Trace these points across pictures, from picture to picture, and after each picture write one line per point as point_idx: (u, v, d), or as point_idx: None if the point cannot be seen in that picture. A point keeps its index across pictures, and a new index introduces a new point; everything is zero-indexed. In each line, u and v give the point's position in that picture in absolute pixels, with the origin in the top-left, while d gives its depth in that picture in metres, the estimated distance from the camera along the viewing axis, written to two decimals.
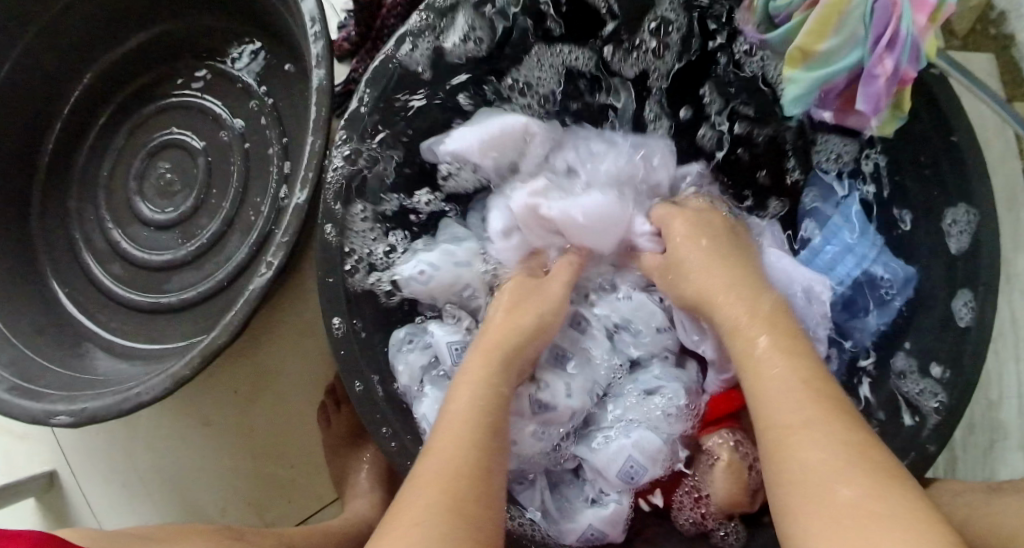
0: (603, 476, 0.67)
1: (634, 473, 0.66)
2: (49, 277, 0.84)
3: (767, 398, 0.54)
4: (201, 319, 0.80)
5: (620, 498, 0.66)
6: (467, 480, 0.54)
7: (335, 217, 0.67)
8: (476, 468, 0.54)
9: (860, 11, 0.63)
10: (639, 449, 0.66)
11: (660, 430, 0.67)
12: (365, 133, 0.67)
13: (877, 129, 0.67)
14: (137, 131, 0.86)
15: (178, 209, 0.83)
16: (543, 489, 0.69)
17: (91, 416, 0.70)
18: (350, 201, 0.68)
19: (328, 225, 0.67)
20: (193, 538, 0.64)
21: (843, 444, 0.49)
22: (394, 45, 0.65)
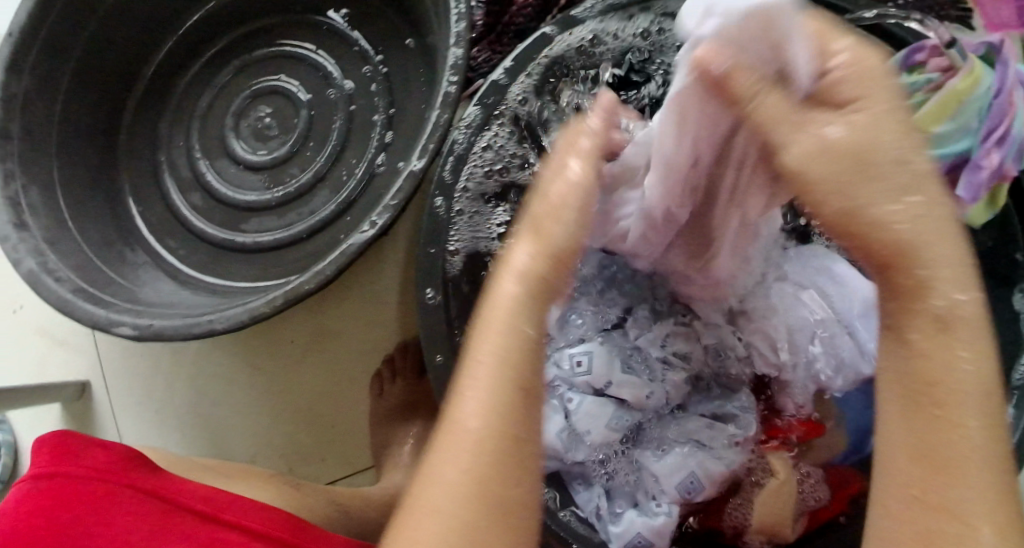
0: (658, 481, 0.67)
1: (692, 489, 0.66)
2: (126, 195, 0.84)
3: (916, 408, 0.42)
4: (275, 265, 0.81)
5: (670, 510, 0.66)
6: (509, 474, 0.44)
7: (447, 189, 0.68)
8: (513, 467, 0.45)
9: (978, 104, 0.67)
10: (702, 469, 0.66)
11: (725, 455, 0.67)
12: (504, 101, 0.70)
13: (970, 217, 0.69)
14: (244, 72, 0.86)
15: (272, 153, 0.83)
16: (601, 494, 0.68)
17: (156, 333, 0.69)
18: (465, 175, 0.69)
19: (439, 197, 0.68)
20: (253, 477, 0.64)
21: (989, 465, 0.41)
22: (557, 30, 0.70)
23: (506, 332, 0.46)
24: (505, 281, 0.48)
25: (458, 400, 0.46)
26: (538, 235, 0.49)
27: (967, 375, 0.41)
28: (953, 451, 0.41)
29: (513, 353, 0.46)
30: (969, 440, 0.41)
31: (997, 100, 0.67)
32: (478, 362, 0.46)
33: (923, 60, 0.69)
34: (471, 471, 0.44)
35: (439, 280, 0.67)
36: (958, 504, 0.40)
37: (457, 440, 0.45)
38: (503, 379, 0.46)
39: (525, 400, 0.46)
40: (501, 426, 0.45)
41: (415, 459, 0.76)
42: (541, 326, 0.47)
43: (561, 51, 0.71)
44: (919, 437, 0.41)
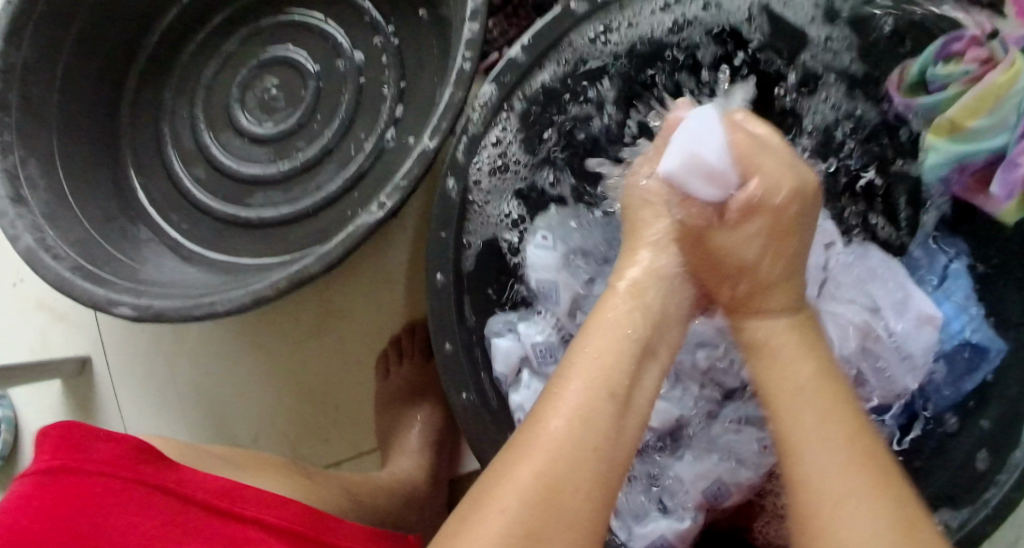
0: (684, 487, 0.67)
1: (719, 495, 0.67)
2: (128, 166, 0.82)
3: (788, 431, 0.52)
4: (280, 241, 0.78)
5: (695, 515, 0.66)
6: (591, 468, 0.48)
7: (459, 171, 0.65)
8: (595, 463, 0.48)
9: (1017, 100, 0.64)
10: (729, 474, 0.67)
11: (753, 460, 0.67)
12: (518, 78, 0.66)
13: (1003, 216, 0.66)
14: (250, 40, 0.83)
15: (278, 125, 0.81)
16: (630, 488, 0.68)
17: (157, 314, 0.67)
18: (476, 157, 0.66)
19: (452, 179, 0.65)
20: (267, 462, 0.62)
21: (843, 460, 0.49)
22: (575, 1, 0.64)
23: (609, 349, 0.52)
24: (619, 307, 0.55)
25: (559, 389, 0.50)
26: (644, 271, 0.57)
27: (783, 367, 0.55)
28: (794, 417, 0.52)
29: (610, 359, 0.52)
30: (827, 447, 0.50)
31: None
32: (581, 364, 0.51)
33: (960, 50, 0.66)
34: (550, 467, 0.47)
35: (449, 265, 0.65)
36: (791, 452, 0.51)
37: (545, 432, 0.48)
38: (597, 384, 0.50)
39: (615, 414, 0.50)
40: (585, 430, 0.49)
41: (423, 442, 0.75)
42: (638, 339, 0.53)
43: (581, 25, 0.66)
44: (772, 412, 0.54)
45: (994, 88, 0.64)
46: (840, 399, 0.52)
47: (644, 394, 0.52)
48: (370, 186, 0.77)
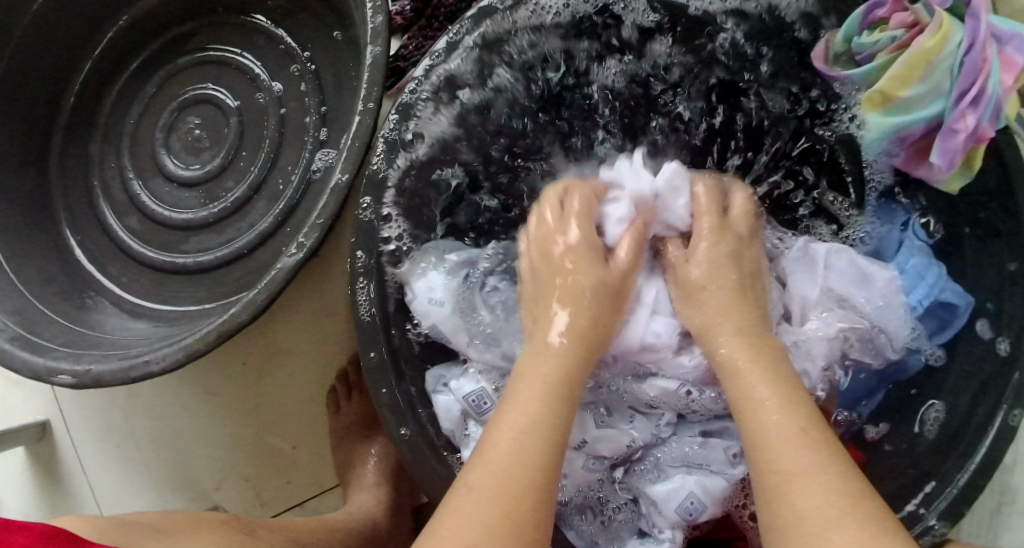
0: (658, 510, 0.64)
1: (694, 511, 0.63)
2: (63, 224, 0.81)
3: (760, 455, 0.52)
4: (219, 285, 0.77)
5: (675, 536, 0.64)
6: (522, 518, 0.50)
7: (374, 184, 0.64)
8: (518, 512, 0.51)
9: (948, 63, 0.61)
10: (701, 487, 0.63)
11: (723, 470, 0.64)
12: (427, 83, 0.65)
13: (943, 185, 0.64)
14: (170, 82, 0.82)
15: (205, 166, 0.79)
16: (596, 524, 0.67)
17: (95, 379, 0.67)
18: (393, 166, 0.65)
19: (366, 198, 0.64)
20: (206, 528, 0.62)
21: (819, 489, 0.49)
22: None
23: (540, 390, 0.57)
24: (547, 347, 0.60)
25: (498, 421, 0.56)
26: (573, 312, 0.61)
27: (736, 360, 0.58)
28: (764, 434, 0.52)
29: (551, 394, 0.57)
30: (811, 472, 0.49)
31: (969, 57, 0.60)
32: (519, 404, 0.56)
33: (885, 15, 0.63)
34: (500, 491, 0.51)
35: (375, 289, 0.63)
36: (774, 479, 0.50)
37: (488, 467, 0.53)
38: (514, 441, 0.54)
39: (553, 436, 0.55)
40: (528, 458, 0.53)
41: (380, 476, 0.75)
42: (575, 375, 0.59)
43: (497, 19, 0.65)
44: (754, 444, 0.53)
45: (923, 53, 0.60)
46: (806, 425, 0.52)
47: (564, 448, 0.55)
48: (300, 217, 0.74)
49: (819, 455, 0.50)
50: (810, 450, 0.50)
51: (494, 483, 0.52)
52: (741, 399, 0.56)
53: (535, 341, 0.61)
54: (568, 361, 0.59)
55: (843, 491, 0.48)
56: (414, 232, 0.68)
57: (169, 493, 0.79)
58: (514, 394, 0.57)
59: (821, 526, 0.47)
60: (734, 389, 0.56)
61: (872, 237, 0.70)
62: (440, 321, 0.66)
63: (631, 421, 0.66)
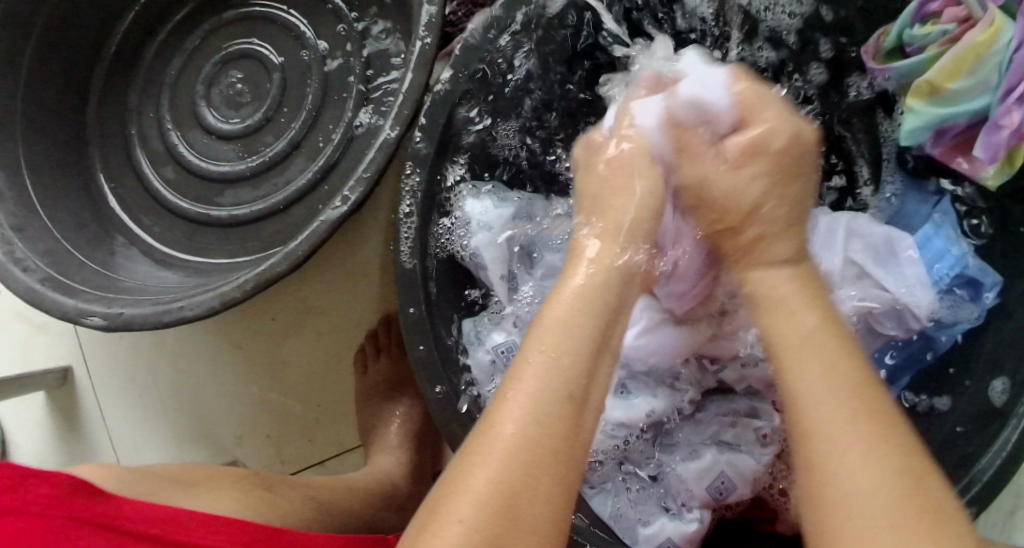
0: (687, 488, 0.66)
1: (724, 490, 0.66)
2: (98, 170, 0.81)
3: (820, 424, 0.47)
4: (252, 239, 0.77)
5: (702, 517, 0.65)
6: (545, 484, 0.46)
7: (421, 158, 0.63)
8: (550, 470, 0.46)
9: (996, 60, 0.62)
10: (732, 467, 0.66)
11: (754, 451, 0.67)
12: (479, 61, 0.64)
13: (987, 178, 0.64)
14: (214, 35, 0.82)
15: (245, 121, 0.79)
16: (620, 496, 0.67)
17: (126, 322, 0.67)
18: (445, 146, 0.65)
19: (412, 167, 0.64)
20: (233, 478, 0.62)
21: (880, 491, 0.44)
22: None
23: (554, 346, 0.49)
24: (561, 302, 0.51)
25: (509, 388, 0.48)
26: (600, 263, 0.53)
27: (790, 334, 0.51)
28: (818, 419, 0.47)
29: (565, 354, 0.49)
30: (877, 486, 0.44)
31: (1019, 54, 0.61)
32: (528, 367, 0.48)
33: (937, 10, 0.64)
34: (506, 469, 0.45)
35: (418, 242, 0.64)
36: (818, 448, 0.47)
37: (494, 447, 0.46)
38: (550, 383, 0.48)
39: (566, 403, 0.48)
40: (536, 430, 0.46)
41: (403, 439, 0.75)
42: (592, 334, 0.50)
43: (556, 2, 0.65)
44: (802, 421, 0.48)
45: (972, 48, 0.61)
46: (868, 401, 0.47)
47: (599, 391, 0.50)
48: (341, 175, 0.74)
49: (869, 423, 0.46)
50: (858, 423, 0.46)
51: (502, 462, 0.45)
52: (789, 363, 0.50)
53: (557, 286, 0.52)
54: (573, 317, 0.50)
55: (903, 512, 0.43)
56: (465, 187, 0.70)
57: (189, 446, 0.79)
58: (526, 352, 0.49)
59: (870, 531, 0.43)
60: (792, 354, 0.50)
61: (896, 200, 0.73)
62: (483, 245, 0.70)
63: (659, 389, 0.68)
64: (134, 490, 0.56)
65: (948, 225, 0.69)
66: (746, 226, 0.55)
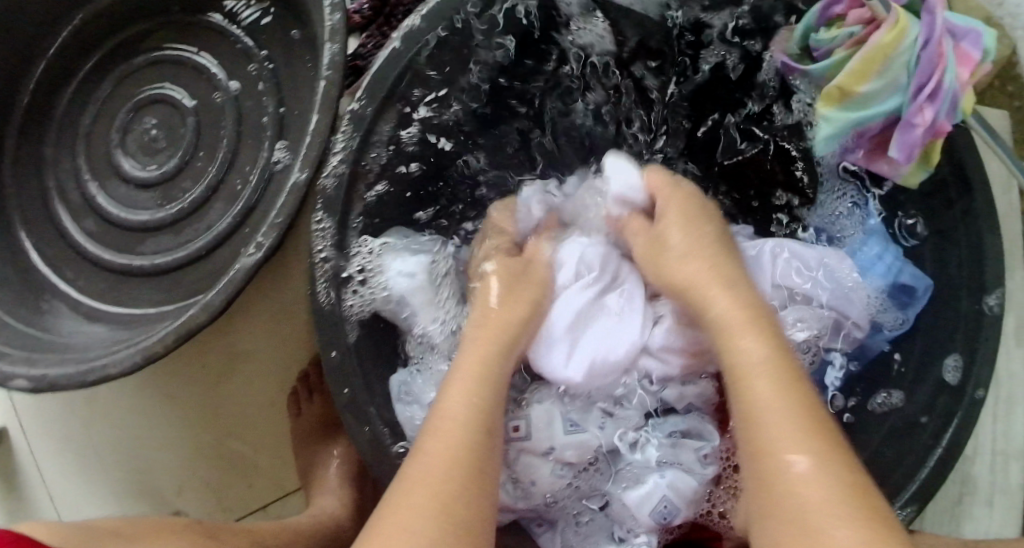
0: (631, 516, 0.64)
1: (667, 514, 0.63)
2: (17, 227, 0.79)
3: (765, 419, 0.49)
4: (177, 288, 0.76)
5: (650, 542, 0.64)
6: (464, 514, 0.49)
7: (330, 201, 0.62)
8: (457, 504, 0.49)
9: (904, 58, 0.61)
10: (674, 490, 0.63)
11: (695, 472, 0.65)
12: (381, 100, 0.63)
13: (902, 178, 0.64)
14: (126, 82, 0.80)
15: (161, 167, 0.77)
16: (565, 530, 0.66)
17: (51, 383, 0.66)
18: (356, 188, 0.64)
19: (320, 213, 0.63)
20: (168, 534, 0.60)
21: (825, 481, 0.46)
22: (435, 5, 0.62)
23: (470, 388, 0.57)
24: (470, 354, 0.60)
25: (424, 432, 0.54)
26: (479, 317, 0.63)
27: (747, 358, 0.53)
28: (767, 416, 0.49)
29: (478, 394, 0.57)
30: (811, 472, 0.46)
31: (926, 51, 0.60)
32: (451, 398, 0.56)
33: (843, 12, 0.63)
34: (422, 507, 0.48)
35: (333, 283, 0.62)
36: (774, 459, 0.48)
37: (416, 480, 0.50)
38: (479, 412, 0.55)
39: (473, 454, 0.52)
40: (447, 468, 0.51)
41: (343, 479, 0.74)
42: (492, 381, 0.58)
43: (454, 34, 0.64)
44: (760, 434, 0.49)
45: (880, 48, 0.60)
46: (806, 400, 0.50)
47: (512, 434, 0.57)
48: (258, 218, 0.72)
49: (819, 437, 0.48)
50: (798, 432, 0.48)
51: (418, 501, 0.48)
52: (729, 363, 0.54)
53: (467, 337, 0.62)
54: (486, 363, 0.59)
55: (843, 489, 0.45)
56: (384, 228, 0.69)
57: (130, 500, 0.77)
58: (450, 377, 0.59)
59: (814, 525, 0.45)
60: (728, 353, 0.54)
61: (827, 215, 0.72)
62: (409, 292, 0.69)
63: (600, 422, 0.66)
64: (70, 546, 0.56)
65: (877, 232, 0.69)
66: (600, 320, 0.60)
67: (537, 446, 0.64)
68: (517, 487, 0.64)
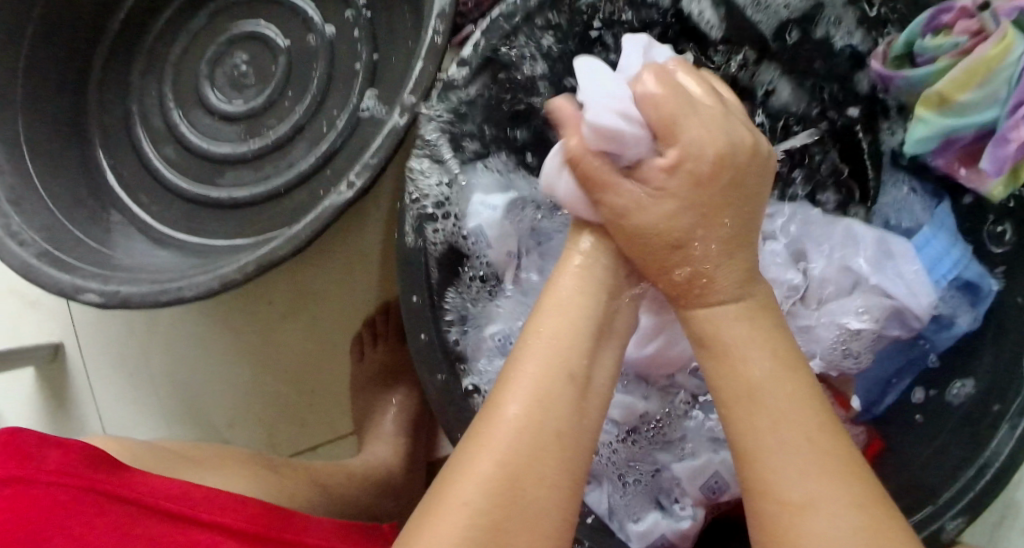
0: (680, 486, 0.66)
1: (717, 489, 0.65)
2: (97, 147, 0.80)
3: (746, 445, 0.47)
4: (252, 223, 0.76)
5: (696, 514, 0.66)
6: (545, 465, 0.45)
7: (429, 149, 0.64)
8: (551, 457, 0.45)
9: (1007, 73, 0.62)
10: (727, 467, 0.65)
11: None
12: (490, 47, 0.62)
13: (988, 192, 0.65)
14: (220, 15, 0.81)
15: (249, 103, 0.78)
16: (611, 492, 0.66)
17: (124, 301, 0.66)
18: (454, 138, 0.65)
19: (419, 158, 0.64)
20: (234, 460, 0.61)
21: (825, 524, 0.44)
22: None
23: (559, 325, 0.49)
24: (569, 286, 0.51)
25: (514, 371, 0.48)
26: (592, 243, 0.52)
27: (734, 385, 0.48)
28: (757, 444, 0.46)
29: (568, 335, 0.48)
30: (817, 524, 0.44)
31: None
32: (538, 334, 0.49)
33: (949, 22, 0.63)
34: (511, 457, 0.45)
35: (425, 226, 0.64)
36: (749, 468, 0.47)
37: (501, 429, 0.45)
38: (552, 364, 0.47)
39: (566, 406, 0.47)
40: (536, 420, 0.46)
41: (400, 427, 0.74)
42: (595, 319, 0.50)
43: None
44: (755, 453, 0.46)
45: (984, 61, 0.61)
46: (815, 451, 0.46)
47: (602, 375, 0.49)
48: (344, 162, 0.73)
49: (835, 482, 0.45)
50: (814, 454, 0.45)
51: (506, 448, 0.45)
52: (752, 416, 0.47)
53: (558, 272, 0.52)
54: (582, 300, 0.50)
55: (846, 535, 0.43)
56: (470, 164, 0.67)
57: (181, 428, 0.78)
58: (535, 317, 0.50)
59: None
60: (744, 416, 0.47)
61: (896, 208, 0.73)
62: (486, 225, 0.66)
63: (646, 392, 0.67)
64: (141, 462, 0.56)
65: (948, 227, 0.68)
66: (682, 264, 0.49)
67: None
68: None
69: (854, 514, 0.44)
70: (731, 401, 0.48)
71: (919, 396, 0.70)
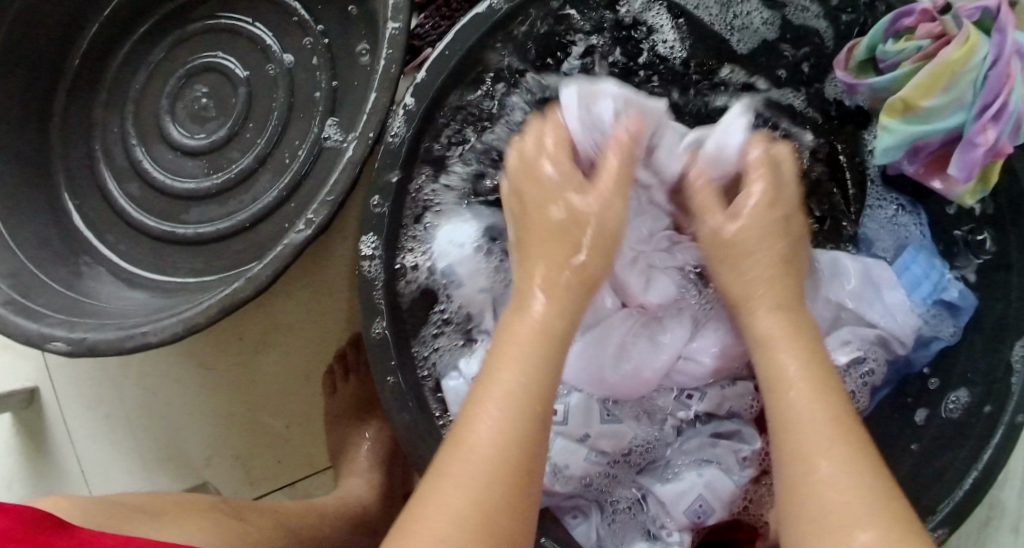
0: (666, 511, 0.65)
1: (702, 514, 0.65)
2: (61, 187, 0.80)
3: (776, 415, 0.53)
4: (218, 259, 0.76)
5: (682, 539, 0.64)
6: (503, 497, 0.48)
7: (385, 187, 0.62)
8: (514, 488, 0.49)
9: (972, 76, 0.60)
10: (710, 489, 0.65)
11: (732, 472, 0.66)
12: (445, 79, 0.62)
13: (958, 197, 0.63)
14: (179, 47, 0.80)
15: (210, 136, 0.78)
16: (597, 523, 0.66)
17: (90, 348, 0.65)
18: (408, 176, 0.63)
19: (375, 196, 0.62)
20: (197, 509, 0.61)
21: (843, 473, 0.49)
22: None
23: (522, 365, 0.53)
24: (523, 325, 0.55)
25: (477, 410, 0.51)
26: (550, 282, 0.57)
27: (771, 353, 0.56)
28: (789, 408, 0.53)
29: (523, 374, 0.52)
30: (835, 470, 0.49)
31: (994, 71, 0.59)
32: (500, 379, 0.52)
33: (912, 25, 0.62)
34: (479, 485, 0.48)
35: (384, 267, 0.62)
36: (800, 465, 0.50)
37: (467, 460, 0.49)
38: (513, 404, 0.51)
39: (525, 441, 0.50)
40: (503, 450, 0.50)
41: (374, 461, 0.74)
42: (553, 354, 0.54)
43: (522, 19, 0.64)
44: (800, 443, 0.51)
45: (946, 65, 0.60)
46: (840, 418, 0.51)
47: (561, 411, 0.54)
48: (307, 193, 0.73)
49: (844, 443, 0.50)
50: (842, 441, 0.50)
51: (473, 475, 0.49)
52: (773, 379, 0.55)
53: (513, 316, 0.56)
54: (540, 339, 0.54)
55: (867, 487, 0.48)
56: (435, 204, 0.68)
57: (158, 468, 0.78)
58: (498, 355, 0.54)
59: (836, 524, 0.47)
60: (769, 395, 0.54)
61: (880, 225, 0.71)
62: (457, 262, 0.67)
63: (635, 414, 0.66)
64: (97, 524, 0.55)
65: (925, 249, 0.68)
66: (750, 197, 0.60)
67: (576, 431, 0.64)
68: (553, 471, 0.64)
69: (863, 464, 0.49)
70: (766, 375, 0.55)
71: (922, 418, 0.66)
